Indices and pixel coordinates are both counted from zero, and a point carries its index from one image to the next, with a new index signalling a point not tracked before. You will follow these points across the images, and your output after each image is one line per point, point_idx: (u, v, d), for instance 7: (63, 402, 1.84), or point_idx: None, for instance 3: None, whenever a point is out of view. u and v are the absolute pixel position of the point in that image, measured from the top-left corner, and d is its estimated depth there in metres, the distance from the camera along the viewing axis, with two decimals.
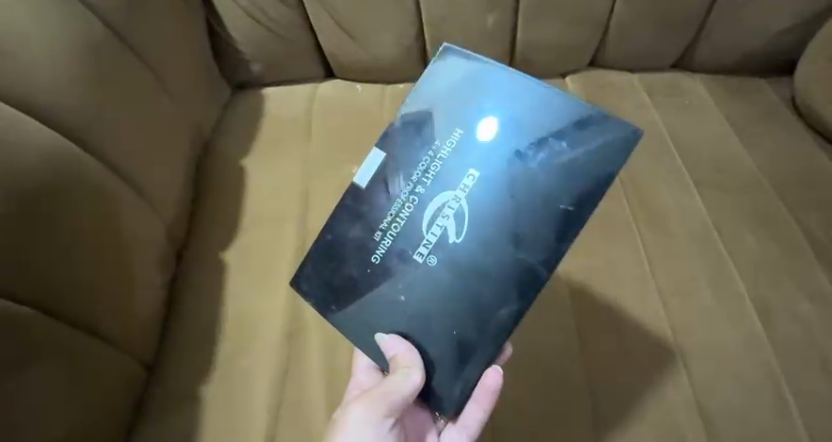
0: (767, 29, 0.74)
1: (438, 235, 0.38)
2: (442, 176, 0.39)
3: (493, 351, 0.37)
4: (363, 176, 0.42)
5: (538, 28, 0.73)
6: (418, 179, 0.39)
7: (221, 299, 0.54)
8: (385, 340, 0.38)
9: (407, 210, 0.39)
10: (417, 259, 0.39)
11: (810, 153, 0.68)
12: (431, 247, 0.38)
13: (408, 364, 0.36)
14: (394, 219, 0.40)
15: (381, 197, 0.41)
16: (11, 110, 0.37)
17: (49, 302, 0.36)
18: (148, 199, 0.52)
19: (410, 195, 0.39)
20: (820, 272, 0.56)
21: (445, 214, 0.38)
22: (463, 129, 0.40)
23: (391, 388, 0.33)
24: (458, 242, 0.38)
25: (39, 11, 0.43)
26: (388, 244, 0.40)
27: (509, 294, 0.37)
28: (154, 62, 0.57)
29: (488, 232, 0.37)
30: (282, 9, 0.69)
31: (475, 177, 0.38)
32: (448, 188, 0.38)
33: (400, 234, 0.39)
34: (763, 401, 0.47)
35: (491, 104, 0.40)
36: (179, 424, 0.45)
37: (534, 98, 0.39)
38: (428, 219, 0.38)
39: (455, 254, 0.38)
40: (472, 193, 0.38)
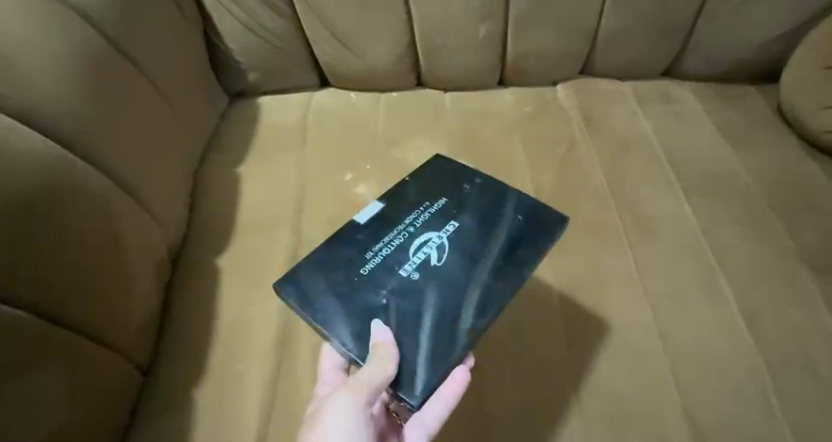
0: (754, 37, 0.75)
1: (421, 258, 0.45)
2: (429, 223, 0.49)
3: (462, 348, 0.38)
4: (363, 216, 0.50)
5: (529, 37, 0.75)
6: (409, 223, 0.50)
7: (214, 303, 0.55)
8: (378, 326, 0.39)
9: (398, 239, 0.48)
10: (402, 272, 0.44)
11: (798, 158, 0.69)
12: (416, 265, 0.45)
13: (384, 356, 0.36)
14: (386, 245, 0.47)
15: (377, 231, 0.49)
16: (7, 119, 0.38)
17: (48, 306, 0.37)
18: (144, 205, 0.53)
19: (403, 230, 0.49)
20: (808, 275, 0.57)
21: (429, 246, 0.47)
22: (448, 199, 0.52)
23: (369, 378, 0.34)
24: (439, 262, 0.45)
25: (39, 22, 0.44)
26: (378, 259, 0.46)
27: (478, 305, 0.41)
28: (153, 72, 0.58)
29: (464, 261, 0.45)
30: (278, 20, 0.71)
31: (454, 226, 0.49)
32: (432, 229, 0.49)
33: (390, 255, 0.46)
34: (752, 405, 0.47)
35: (470, 186, 0.54)
36: (173, 428, 0.46)
37: (499, 189, 0.54)
38: (414, 247, 0.47)
39: (436, 272, 0.44)
40: (451, 236, 0.48)
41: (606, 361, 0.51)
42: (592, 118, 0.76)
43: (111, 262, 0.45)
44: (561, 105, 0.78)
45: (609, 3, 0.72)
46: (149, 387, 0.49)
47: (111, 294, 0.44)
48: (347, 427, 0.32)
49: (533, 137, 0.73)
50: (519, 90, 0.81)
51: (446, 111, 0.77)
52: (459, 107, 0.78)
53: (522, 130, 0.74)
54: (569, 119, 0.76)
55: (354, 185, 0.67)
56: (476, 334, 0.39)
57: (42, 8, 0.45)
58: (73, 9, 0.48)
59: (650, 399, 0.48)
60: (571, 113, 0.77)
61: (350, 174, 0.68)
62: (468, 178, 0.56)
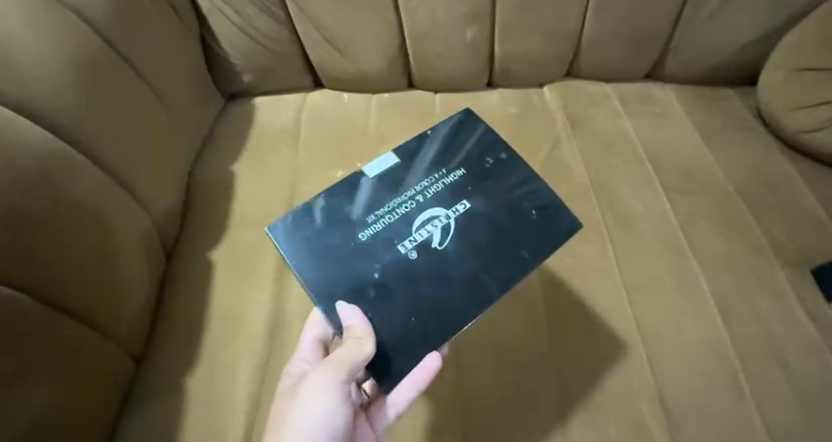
0: (733, 42, 0.77)
1: (423, 237, 0.46)
2: (439, 197, 0.49)
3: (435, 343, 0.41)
4: (372, 169, 0.52)
5: (516, 42, 0.77)
6: (420, 191, 0.50)
7: (206, 295, 0.57)
8: (343, 308, 0.40)
9: (404, 208, 0.48)
10: (399, 249, 0.45)
11: (774, 159, 0.71)
12: (415, 244, 0.46)
13: (361, 335, 0.38)
14: (391, 212, 0.48)
15: (384, 195, 0.50)
16: (10, 115, 0.40)
17: (47, 292, 0.39)
18: (140, 200, 0.55)
19: (411, 199, 0.49)
20: (781, 272, 0.59)
21: (434, 224, 0.47)
22: (464, 174, 0.52)
23: (347, 359, 0.36)
24: (439, 247, 0.46)
25: (41, 26, 0.46)
26: (378, 228, 0.47)
27: (465, 299, 0.43)
28: (150, 74, 0.61)
29: (463, 248, 0.46)
30: (272, 24, 0.73)
31: (466, 207, 0.49)
32: (442, 206, 0.49)
33: (392, 225, 0.47)
34: (723, 395, 0.49)
35: (492, 164, 0.53)
36: (164, 414, 0.47)
37: (523, 174, 0.52)
38: (419, 222, 0.47)
39: (434, 254, 0.45)
40: (457, 218, 0.48)
41: (584, 352, 0.53)
42: (576, 118, 0.78)
43: (106, 254, 0.46)
44: (547, 106, 0.81)
45: (592, 8, 0.74)
46: (143, 375, 0.51)
47: (107, 285, 0.46)
48: (327, 405, 0.35)
49: (519, 137, 0.75)
50: (507, 92, 0.83)
51: (435, 112, 0.80)
52: (448, 108, 0.80)
53: (509, 130, 0.76)
54: (554, 120, 0.78)
55: None
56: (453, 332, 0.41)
57: (43, 10, 0.47)
58: (71, 11, 0.50)
59: (625, 388, 0.50)
60: (556, 114, 0.79)
61: (341, 171, 0.70)
62: (496, 151, 0.54)
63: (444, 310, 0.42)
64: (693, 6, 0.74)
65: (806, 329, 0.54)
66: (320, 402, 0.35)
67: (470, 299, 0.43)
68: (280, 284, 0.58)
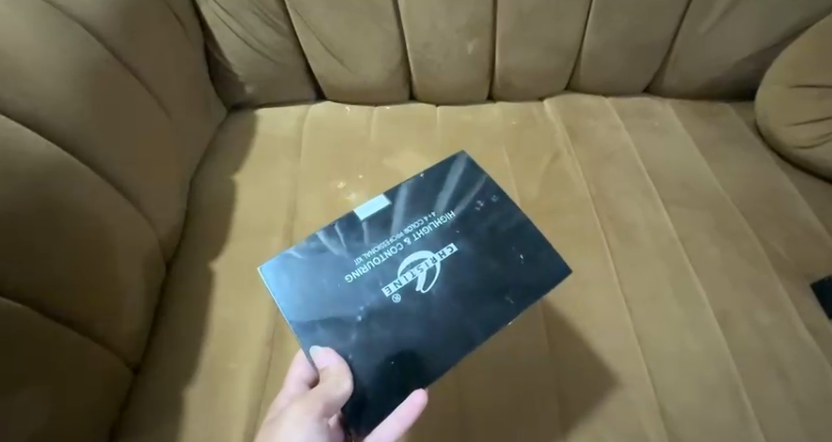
0: (730, 57, 0.78)
1: (408, 280, 0.46)
2: (427, 240, 0.50)
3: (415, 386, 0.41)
4: (364, 211, 0.52)
5: (515, 56, 0.78)
6: (408, 233, 0.50)
7: (207, 305, 0.57)
8: (316, 353, 0.40)
9: (391, 251, 0.48)
10: (384, 291, 0.45)
11: (771, 172, 0.72)
12: (399, 287, 0.46)
13: (338, 375, 0.38)
14: (378, 254, 0.48)
15: (372, 236, 0.50)
16: (16, 125, 0.41)
17: (43, 300, 0.39)
18: (142, 209, 0.55)
19: (399, 242, 0.49)
20: (780, 284, 0.59)
21: (420, 266, 0.47)
22: (454, 216, 0.52)
23: (324, 392, 0.36)
24: (423, 290, 0.46)
25: (49, 37, 0.47)
26: (365, 269, 0.47)
27: (447, 344, 0.43)
28: (154, 84, 0.61)
29: (448, 293, 0.46)
30: (275, 36, 0.74)
31: (452, 250, 0.49)
32: (429, 249, 0.49)
33: (377, 267, 0.47)
34: (724, 407, 0.49)
35: (483, 207, 0.52)
36: (163, 424, 0.47)
37: (514, 217, 0.51)
38: (404, 265, 0.47)
39: (418, 298, 0.45)
40: (444, 261, 0.48)
41: (584, 363, 0.53)
42: (575, 131, 0.79)
43: (107, 263, 0.46)
44: (546, 118, 0.82)
45: (591, 23, 0.76)
46: (139, 386, 0.50)
47: (107, 294, 0.46)
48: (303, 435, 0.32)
49: (519, 149, 0.76)
50: (507, 104, 0.84)
51: (436, 124, 0.80)
52: (448, 120, 0.81)
53: (508, 141, 0.77)
54: (554, 132, 0.79)
55: (346, 192, 0.69)
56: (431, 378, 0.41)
57: (48, 20, 0.48)
58: (78, 22, 0.51)
59: (625, 399, 0.50)
60: (556, 127, 0.80)
61: (342, 182, 0.70)
62: (489, 193, 0.54)
63: (424, 357, 0.42)
64: (690, 22, 0.75)
65: (805, 341, 0.54)
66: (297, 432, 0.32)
67: (450, 346, 0.42)
68: None
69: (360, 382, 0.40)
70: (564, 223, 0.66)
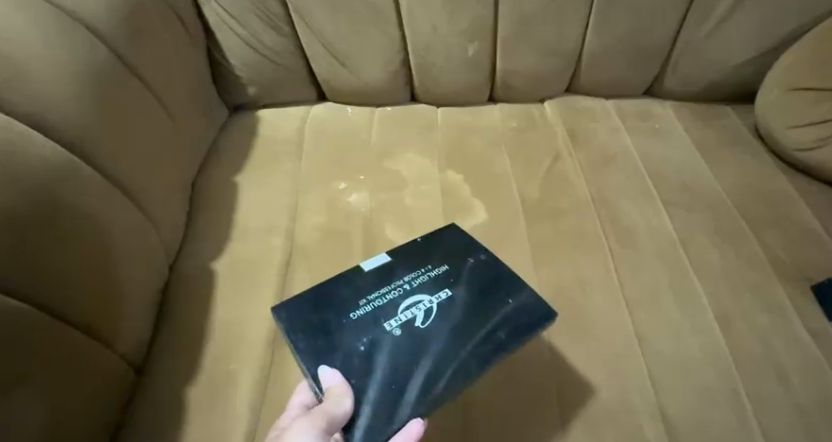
0: (730, 59, 0.79)
1: (407, 318, 0.47)
2: (425, 284, 0.50)
3: (417, 412, 0.39)
4: (367, 262, 0.53)
5: (516, 58, 0.78)
6: (407, 280, 0.51)
7: (209, 306, 0.57)
8: (324, 373, 0.40)
9: (391, 293, 0.49)
10: (385, 327, 0.46)
11: (771, 175, 0.72)
12: (400, 323, 0.46)
13: (341, 393, 0.37)
14: (379, 296, 0.49)
15: (373, 282, 0.51)
16: (20, 127, 0.41)
17: (45, 301, 0.39)
18: (145, 211, 0.55)
19: (398, 286, 0.50)
20: (779, 287, 0.59)
21: (418, 306, 0.48)
22: (449, 266, 0.53)
23: (327, 410, 0.35)
24: (422, 326, 0.46)
25: (53, 38, 0.47)
26: (368, 308, 0.48)
27: (446, 373, 0.42)
28: (158, 85, 0.61)
29: (446, 330, 0.46)
30: (277, 38, 0.74)
31: (448, 293, 0.49)
32: (426, 292, 0.49)
33: (378, 307, 0.48)
34: (724, 408, 0.49)
35: (476, 259, 0.54)
36: (164, 424, 0.47)
37: (505, 269, 0.52)
38: (403, 306, 0.48)
39: (418, 334, 0.45)
40: (441, 303, 0.48)
41: (584, 366, 0.53)
42: (576, 133, 0.79)
43: (111, 263, 0.47)
44: (547, 121, 0.82)
45: (591, 25, 0.76)
46: (141, 388, 0.50)
47: (110, 295, 0.46)
48: None
49: (520, 151, 0.76)
50: (508, 106, 0.85)
51: (437, 126, 0.80)
52: (449, 121, 0.81)
53: (509, 144, 0.77)
54: (555, 135, 0.79)
55: (347, 194, 0.69)
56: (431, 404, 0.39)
57: (53, 22, 0.48)
58: (82, 24, 0.51)
59: (624, 400, 0.50)
60: (557, 130, 0.80)
61: (344, 184, 0.71)
62: (482, 248, 0.55)
63: (422, 385, 0.41)
64: (690, 25, 0.76)
65: (804, 344, 0.54)
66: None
67: (448, 377, 0.41)
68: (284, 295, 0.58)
69: (361, 400, 0.39)
70: (564, 226, 0.66)
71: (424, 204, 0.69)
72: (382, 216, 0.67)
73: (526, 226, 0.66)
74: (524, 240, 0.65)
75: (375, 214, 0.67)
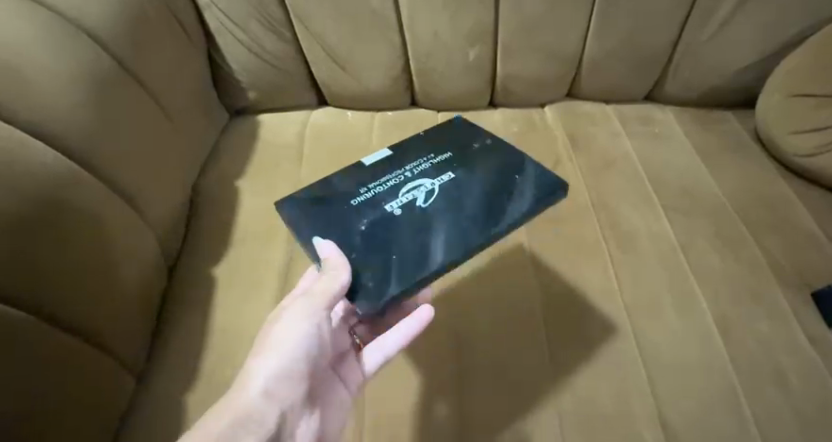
0: (731, 64, 0.78)
1: (408, 199, 0.53)
2: (425, 171, 0.58)
3: (413, 280, 0.44)
4: (368, 159, 0.61)
5: (517, 62, 0.79)
6: (408, 169, 0.58)
7: (209, 311, 0.57)
8: (320, 246, 0.45)
9: (393, 181, 0.56)
10: (386, 208, 0.52)
11: (772, 180, 0.72)
12: (400, 205, 0.53)
13: (336, 267, 0.42)
14: (381, 184, 0.56)
15: (377, 171, 0.58)
16: (22, 136, 0.41)
17: (45, 307, 0.39)
18: (145, 216, 0.55)
19: (400, 175, 0.57)
20: (780, 293, 0.59)
21: (418, 190, 0.55)
22: (452, 154, 0.61)
23: (327, 288, 0.40)
24: (423, 205, 0.53)
25: (54, 45, 0.47)
26: (369, 194, 0.54)
27: (442, 247, 0.47)
28: (159, 91, 0.61)
29: (443, 207, 0.52)
30: (278, 43, 0.75)
31: (449, 176, 0.57)
32: (429, 177, 0.57)
33: (381, 193, 0.55)
34: (724, 414, 0.49)
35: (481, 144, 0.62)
36: (163, 431, 0.47)
37: (508, 154, 0.60)
38: (405, 190, 0.55)
39: (419, 210, 0.52)
40: (442, 186, 0.55)
41: (584, 372, 0.52)
42: (577, 138, 0.79)
43: (111, 268, 0.47)
44: (548, 125, 0.82)
45: (592, 31, 0.76)
46: (140, 394, 0.50)
47: (110, 301, 0.46)
48: (306, 326, 0.40)
49: None
50: (508, 110, 0.85)
51: None
52: None
53: None
54: (555, 139, 0.79)
55: None
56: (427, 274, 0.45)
57: (55, 29, 0.48)
58: (83, 31, 0.51)
59: (624, 405, 0.50)
60: (558, 134, 0.80)
61: None
62: (479, 140, 0.63)
63: (418, 258, 0.46)
64: (691, 30, 0.76)
65: (805, 350, 0.54)
66: (297, 325, 0.40)
67: (445, 240, 0.48)
68: (283, 300, 0.58)
69: (357, 275, 0.44)
70: (564, 230, 0.66)
71: None
72: None
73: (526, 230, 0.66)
74: (525, 245, 0.65)
75: None
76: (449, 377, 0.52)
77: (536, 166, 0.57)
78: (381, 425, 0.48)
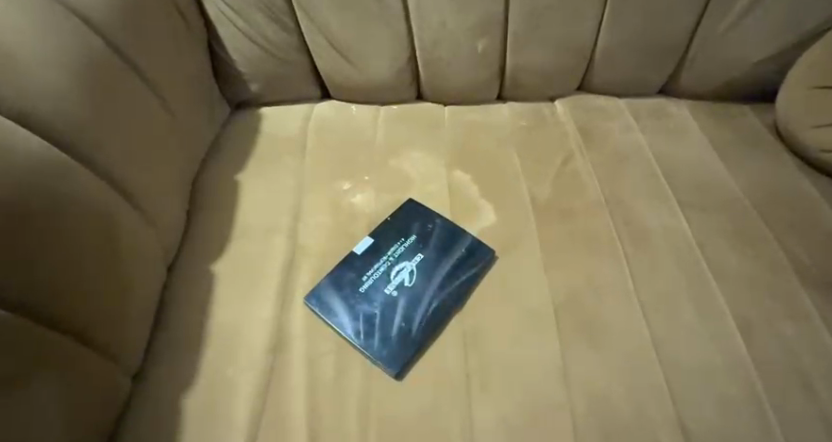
0: (749, 56, 0.76)
1: (399, 280, 0.59)
2: (397, 233, 0.63)
3: (423, 319, 0.55)
4: (360, 247, 0.61)
5: (527, 54, 0.76)
6: (382, 231, 0.63)
7: (209, 309, 0.55)
8: None
9: (384, 265, 0.60)
10: (387, 291, 0.57)
11: (792, 176, 0.69)
12: (397, 285, 0.58)
13: None
14: (374, 270, 0.59)
15: (369, 256, 0.60)
16: (8, 123, 0.39)
17: (36, 304, 0.37)
18: (144, 210, 0.53)
19: (385, 253, 0.61)
20: (805, 294, 0.56)
21: (404, 266, 0.60)
22: (414, 201, 0.67)
23: None
24: (411, 283, 0.58)
25: (45, 30, 0.45)
26: (369, 285, 0.58)
27: (437, 307, 0.56)
28: (159, 81, 0.59)
29: (429, 280, 0.59)
30: (281, 33, 0.72)
31: (421, 239, 0.63)
32: (403, 237, 0.63)
33: (376, 281, 0.58)
34: (748, 420, 0.46)
35: (434, 195, 0.68)
36: (160, 434, 0.45)
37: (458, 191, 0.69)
38: (394, 270, 0.59)
39: (412, 294, 0.57)
40: (416, 248, 0.62)
41: (599, 375, 0.50)
42: (589, 132, 0.77)
43: (107, 265, 0.45)
44: (558, 119, 0.79)
45: (604, 21, 0.74)
46: (138, 395, 0.48)
47: (106, 299, 0.44)
48: None
49: (529, 151, 0.74)
50: (516, 104, 0.82)
51: (444, 124, 0.78)
52: (457, 120, 0.79)
53: (519, 143, 0.75)
54: (566, 134, 0.77)
55: (351, 194, 0.67)
56: (434, 318, 0.55)
57: (46, 14, 0.46)
58: (77, 17, 0.49)
59: (641, 409, 0.48)
60: (569, 128, 0.78)
61: (348, 184, 0.69)
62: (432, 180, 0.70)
63: (424, 320, 0.55)
64: (707, 21, 0.73)
65: None
66: None
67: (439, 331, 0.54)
68: (286, 298, 0.56)
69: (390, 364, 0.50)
70: (576, 227, 0.64)
71: (430, 204, 0.67)
72: (387, 219, 0.65)
73: (535, 226, 0.64)
74: (535, 243, 0.62)
75: (379, 215, 0.65)
76: (457, 380, 0.50)
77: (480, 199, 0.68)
78: (387, 430, 0.46)
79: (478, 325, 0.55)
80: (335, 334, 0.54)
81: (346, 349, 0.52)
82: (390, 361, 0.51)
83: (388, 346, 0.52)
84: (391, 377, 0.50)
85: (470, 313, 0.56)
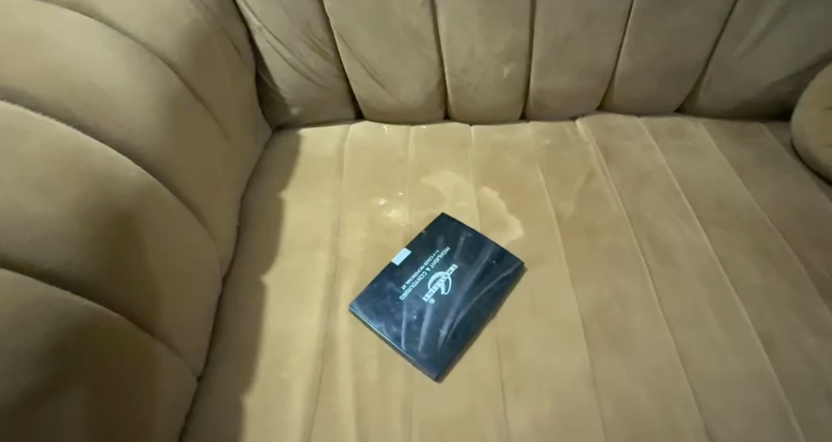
0: (764, 78, 0.79)
1: (435, 289, 0.63)
2: (432, 245, 0.67)
3: (458, 326, 0.58)
4: (398, 258, 0.66)
5: (551, 78, 0.81)
6: (418, 243, 0.68)
7: (261, 317, 0.60)
8: None
9: (420, 275, 0.64)
10: (425, 299, 0.62)
11: (811, 192, 0.72)
12: (433, 293, 0.62)
13: None
14: (412, 279, 0.63)
15: (407, 267, 0.65)
16: (114, 155, 0.45)
17: (131, 312, 0.42)
18: (209, 227, 0.58)
19: (421, 263, 0.65)
20: (823, 306, 0.59)
21: (439, 276, 0.64)
22: (447, 216, 0.71)
23: None
24: (447, 292, 0.62)
25: (138, 72, 0.51)
26: (407, 293, 0.62)
27: (471, 314, 0.60)
28: (219, 110, 0.65)
29: (463, 289, 0.63)
30: (323, 63, 0.78)
31: (455, 250, 0.67)
32: (438, 249, 0.67)
33: (414, 290, 0.62)
34: (771, 427, 0.49)
35: (465, 210, 0.72)
36: (226, 429, 0.50)
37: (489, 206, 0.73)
38: (431, 279, 0.64)
39: (447, 301, 0.61)
40: (451, 258, 0.66)
41: (628, 382, 0.54)
42: (610, 151, 0.81)
43: (182, 277, 0.50)
44: (580, 138, 0.84)
45: (626, 46, 0.78)
46: (203, 393, 0.53)
47: (181, 307, 0.49)
48: None
49: (554, 169, 0.78)
50: (539, 124, 0.87)
51: (471, 143, 0.83)
52: (483, 139, 0.83)
53: (542, 161, 0.79)
54: (588, 152, 0.81)
55: (387, 210, 0.72)
56: (467, 325, 0.58)
57: (136, 56, 0.52)
58: (158, 57, 0.55)
59: (668, 413, 0.51)
60: (591, 148, 0.82)
61: (383, 200, 0.73)
62: (462, 196, 0.74)
63: (459, 326, 0.58)
64: (726, 45, 0.77)
65: None
66: None
67: (472, 337, 0.58)
68: (331, 307, 0.61)
69: (430, 367, 0.54)
70: (600, 241, 0.68)
71: (461, 219, 0.72)
72: (421, 231, 0.69)
73: (561, 241, 0.68)
74: (562, 257, 0.66)
75: (413, 229, 0.70)
76: (492, 384, 0.54)
77: (508, 215, 0.72)
78: (429, 430, 0.50)
79: (510, 333, 0.58)
80: (377, 338, 0.58)
81: (388, 353, 0.56)
82: (430, 365, 0.55)
83: (428, 351, 0.56)
84: (431, 379, 0.54)
85: (502, 320, 0.60)
